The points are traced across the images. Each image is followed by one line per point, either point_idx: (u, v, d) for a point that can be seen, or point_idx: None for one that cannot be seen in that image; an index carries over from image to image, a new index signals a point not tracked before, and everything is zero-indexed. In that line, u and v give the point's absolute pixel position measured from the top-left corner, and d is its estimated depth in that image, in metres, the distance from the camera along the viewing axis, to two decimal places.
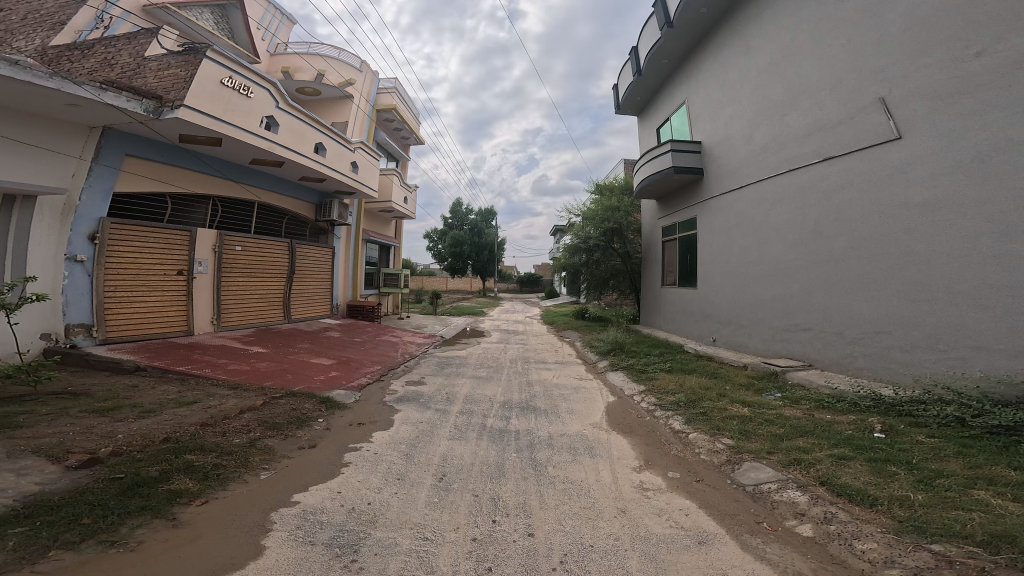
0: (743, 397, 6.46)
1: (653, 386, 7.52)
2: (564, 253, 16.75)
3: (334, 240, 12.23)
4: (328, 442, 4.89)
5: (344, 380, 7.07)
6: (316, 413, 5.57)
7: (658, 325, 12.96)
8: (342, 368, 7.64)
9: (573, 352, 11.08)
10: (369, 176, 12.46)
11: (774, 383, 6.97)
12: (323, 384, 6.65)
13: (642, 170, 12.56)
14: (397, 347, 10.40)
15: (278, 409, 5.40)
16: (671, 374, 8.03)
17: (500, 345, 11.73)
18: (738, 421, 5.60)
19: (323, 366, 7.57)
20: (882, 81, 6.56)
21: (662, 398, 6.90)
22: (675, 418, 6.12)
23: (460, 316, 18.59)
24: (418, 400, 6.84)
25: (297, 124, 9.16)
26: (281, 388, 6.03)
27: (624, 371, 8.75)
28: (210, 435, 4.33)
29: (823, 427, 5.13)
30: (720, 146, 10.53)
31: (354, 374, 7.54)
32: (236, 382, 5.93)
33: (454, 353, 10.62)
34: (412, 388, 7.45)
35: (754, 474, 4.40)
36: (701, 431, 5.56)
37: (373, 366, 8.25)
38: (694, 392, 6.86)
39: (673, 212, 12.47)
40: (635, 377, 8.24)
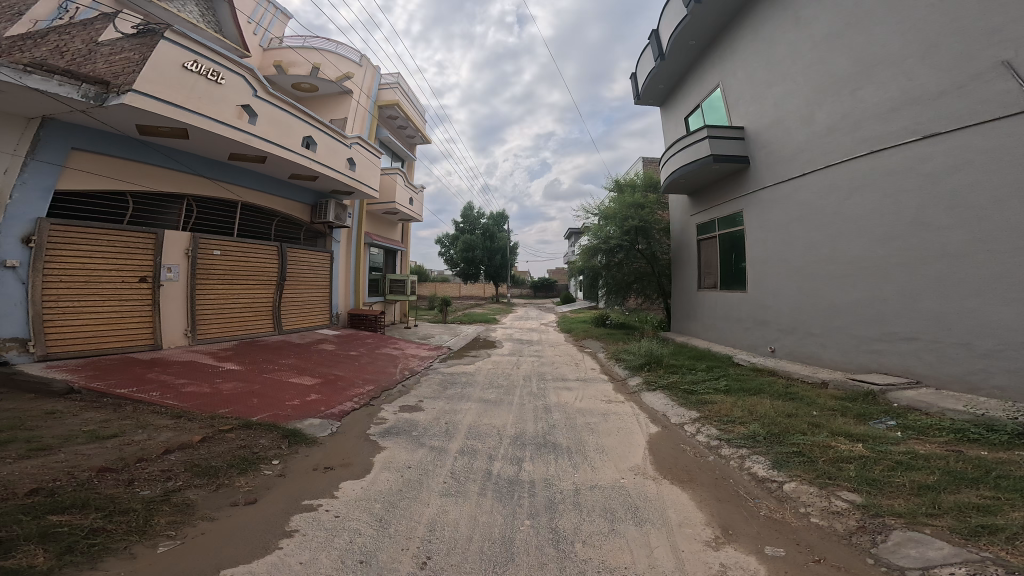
0: (847, 428, 4.79)
1: (708, 413, 5.94)
2: (582, 256, 15.21)
3: (332, 244, 11.22)
4: (275, 494, 3.66)
5: (324, 406, 5.84)
6: (272, 453, 4.36)
7: (697, 333, 11.21)
8: (325, 390, 6.43)
9: (599, 367, 9.53)
10: (369, 175, 11.46)
11: (880, 407, 5.30)
12: (295, 412, 5.42)
13: (672, 161, 11.03)
14: (398, 361, 9.16)
15: (221, 447, 4.23)
16: (729, 396, 6.41)
17: (513, 360, 10.35)
18: (852, 467, 4.00)
19: (303, 386, 6.38)
20: (1002, 42, 5.11)
21: (725, 431, 5.31)
22: (756, 460, 4.53)
23: (471, 326, 17.23)
24: (411, 431, 5.55)
25: (279, 113, 8.25)
26: (235, 418, 4.85)
27: (664, 391, 7.16)
28: (108, 485, 3.25)
29: (999, 474, 3.52)
30: (769, 129, 8.89)
31: (338, 397, 6.30)
32: (183, 410, 4.80)
33: (462, 369, 9.31)
34: (407, 414, 6.17)
35: (916, 551, 2.85)
36: (802, 481, 3.98)
37: (364, 386, 7.01)
38: (767, 422, 5.25)
39: (710, 206, 10.85)
40: (680, 400, 6.66)
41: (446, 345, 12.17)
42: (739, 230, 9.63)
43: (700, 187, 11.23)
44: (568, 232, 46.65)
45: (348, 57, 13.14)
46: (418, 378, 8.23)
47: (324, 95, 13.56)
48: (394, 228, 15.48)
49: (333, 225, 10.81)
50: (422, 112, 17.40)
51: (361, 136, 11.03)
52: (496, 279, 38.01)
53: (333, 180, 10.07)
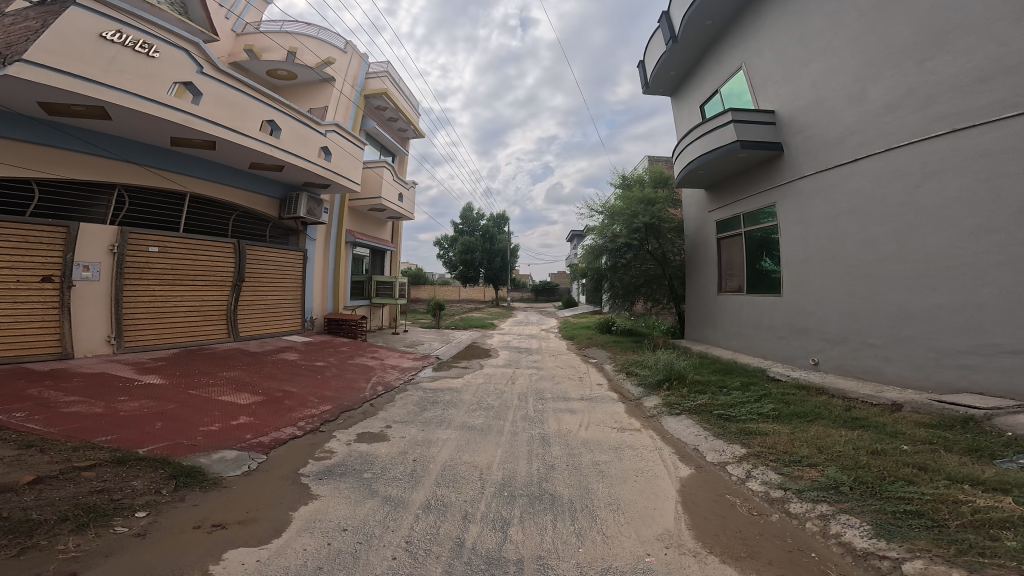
0: (972, 472, 3.45)
1: (759, 449, 4.56)
2: (586, 257, 13.84)
3: (306, 243, 9.97)
4: (115, 566, 2.47)
5: (251, 433, 4.54)
6: (139, 500, 3.13)
7: (718, 342, 9.81)
8: (264, 412, 5.14)
9: (608, 383, 8.15)
10: (349, 167, 10.28)
11: (1000, 439, 3.92)
12: (206, 441, 4.16)
13: (690, 150, 9.74)
14: (372, 373, 7.84)
15: (60, 492, 2.99)
16: (779, 425, 5.03)
17: (508, 373, 9.00)
18: (1012, 537, 2.66)
19: (237, 407, 5.08)
20: None
21: (788, 476, 3.94)
22: (848, 523, 3.16)
23: (466, 331, 15.82)
24: (364, 471, 4.20)
25: (230, 93, 7.15)
26: (108, 450, 3.61)
27: (691, 416, 5.79)
28: None
29: None
30: (807, 112, 7.61)
31: (279, 420, 5.00)
32: (38, 438, 3.58)
33: (448, 383, 7.98)
34: (365, 446, 4.83)
35: None
36: (934, 560, 2.62)
37: (319, 406, 5.69)
38: (845, 467, 3.87)
39: (733, 202, 9.53)
40: (715, 429, 5.29)
41: (434, 354, 10.77)
42: (772, 227, 8.28)
43: (720, 180, 9.93)
44: (570, 235, 45.38)
45: (330, 42, 12.06)
46: (392, 394, 6.89)
47: (304, 83, 12.49)
48: (384, 226, 14.20)
49: (306, 220, 9.58)
50: (414, 104, 16.28)
51: (339, 124, 9.87)
52: (496, 282, 36.70)
53: (303, 171, 8.90)
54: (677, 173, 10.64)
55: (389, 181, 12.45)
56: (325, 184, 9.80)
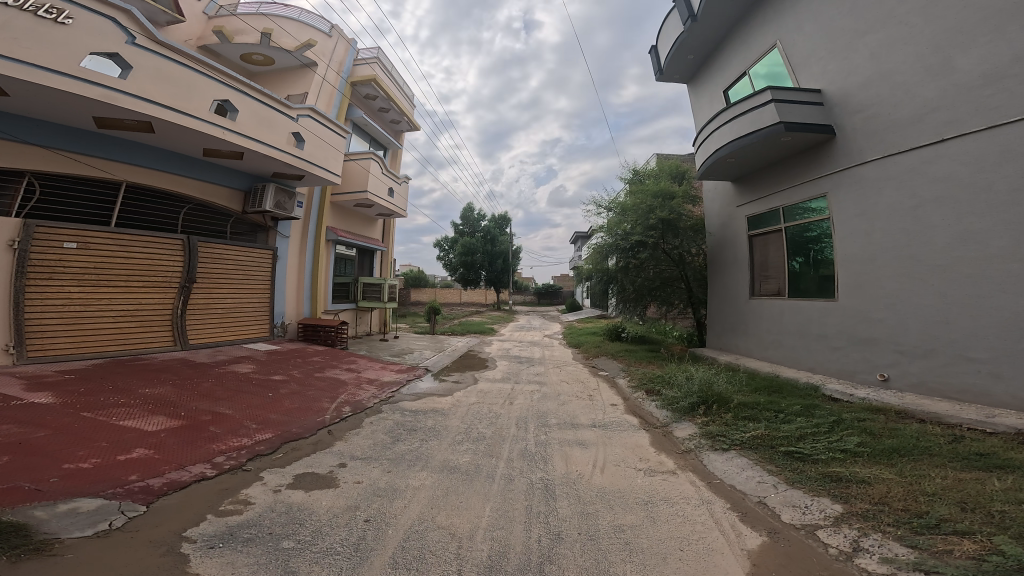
0: None
1: (864, 507, 3.21)
2: (592, 257, 12.48)
3: (278, 240, 8.84)
4: None
5: (138, 474, 3.41)
6: None
7: (751, 352, 8.50)
8: (171, 443, 3.98)
9: (625, 404, 6.78)
10: (329, 157, 9.12)
11: None
12: (60, 485, 3.03)
13: (716, 137, 8.50)
14: (341, 387, 6.58)
15: None
16: (880, 470, 3.67)
17: (505, 390, 7.68)
18: None
19: (137, 437, 3.95)
20: None
21: (932, 551, 2.63)
22: None
23: (463, 338, 14.48)
24: (283, 538, 2.92)
25: (172, 69, 6.09)
26: None
27: (745, 454, 4.45)
28: None
29: None
30: (866, 88, 6.35)
31: (187, 454, 3.86)
32: None
33: (433, 403, 6.66)
34: (301, 495, 3.56)
35: None
36: None
37: (255, 435, 4.48)
38: (1020, 538, 2.58)
39: (769, 193, 8.25)
40: (786, 474, 3.94)
41: (423, 364, 9.44)
42: (821, 221, 6.96)
43: (752, 170, 8.66)
44: (574, 238, 44.08)
45: (312, 24, 11.01)
46: (361, 418, 5.60)
47: (283, 69, 11.44)
48: (373, 223, 12.94)
49: (274, 215, 8.41)
50: (409, 96, 15.20)
51: (315, 108, 8.73)
52: (497, 285, 35.40)
53: (269, 160, 7.78)
54: (701, 163, 9.36)
55: (377, 173, 11.24)
56: (299, 176, 8.66)
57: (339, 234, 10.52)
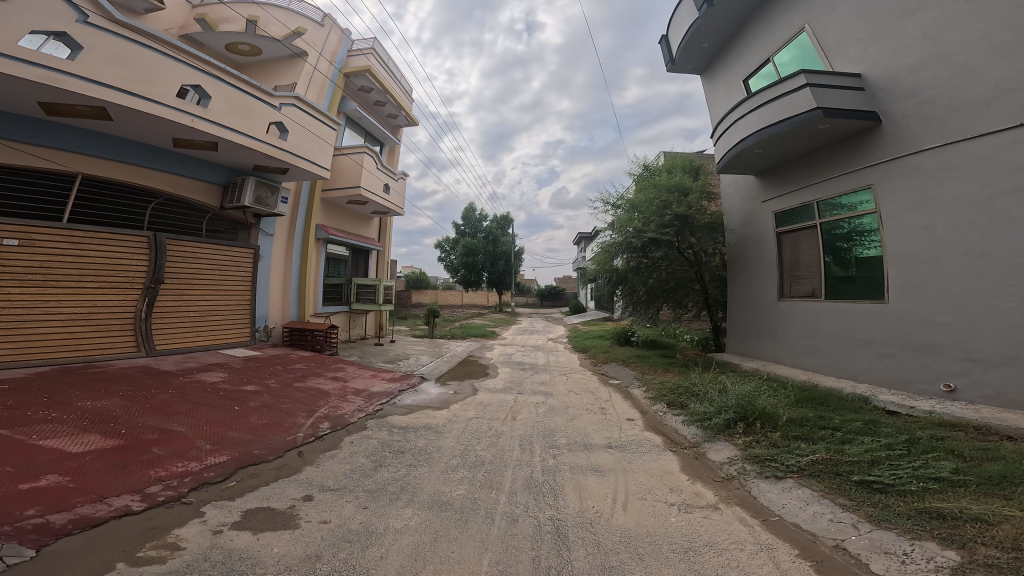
0: None
1: (995, 557, 2.45)
2: (600, 255, 11.66)
3: (260, 238, 8.20)
4: None
5: (39, 508, 2.69)
6: None
7: (780, 358, 7.71)
8: (97, 467, 3.28)
9: (643, 420, 5.97)
10: (317, 150, 8.44)
11: None
12: None
13: (740, 127, 7.82)
14: (323, 399, 5.83)
15: None
16: (998, 505, 2.90)
17: (507, 402, 6.90)
18: None
19: (56, 459, 3.25)
20: None
21: None
22: None
23: (463, 342, 13.69)
24: None
25: (131, 50, 5.46)
26: None
27: (809, 484, 3.67)
28: None
29: None
30: (919, 71, 5.66)
31: (115, 481, 3.16)
32: None
33: (426, 417, 5.89)
34: (248, 538, 2.82)
35: None
36: None
37: (206, 458, 3.76)
38: None
39: (800, 186, 7.52)
40: (867, 510, 3.18)
41: (419, 371, 8.66)
42: (865, 216, 6.27)
43: (781, 162, 7.93)
44: (577, 238, 43.25)
45: (303, 12, 10.40)
46: (340, 437, 4.84)
47: (272, 59, 10.80)
48: (369, 222, 12.21)
49: (254, 211, 7.73)
50: (407, 90, 14.56)
51: (301, 97, 8.05)
52: (499, 286, 34.64)
53: (247, 151, 7.11)
54: (723, 155, 8.65)
55: (372, 168, 10.52)
56: (284, 170, 8.00)
57: (330, 232, 9.81)
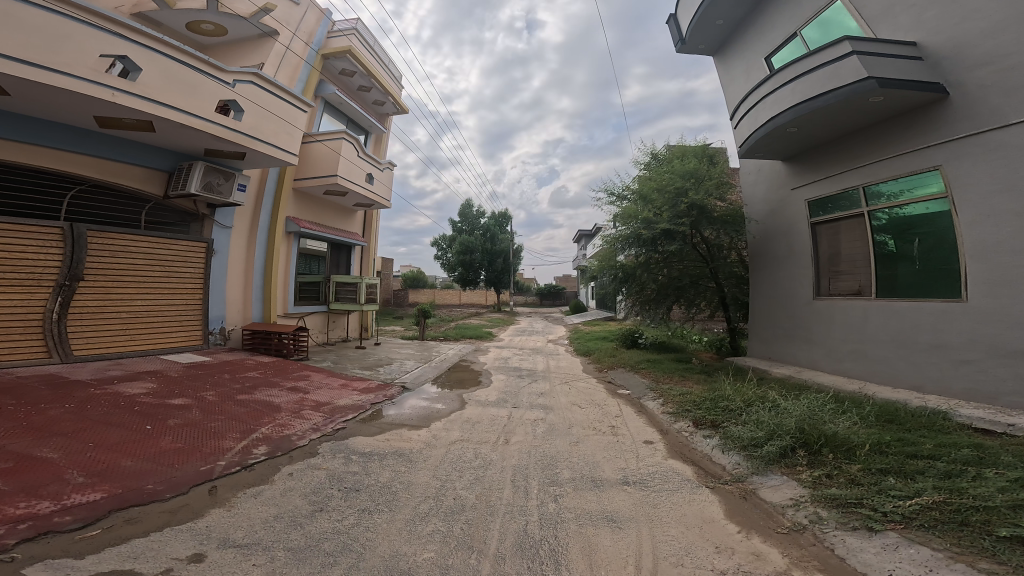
0: None
1: None
2: (605, 250, 10.59)
3: (214, 231, 7.16)
4: None
5: None
6: None
7: (817, 364, 6.67)
8: None
9: (666, 444, 4.87)
10: (281, 133, 7.39)
11: None
12: None
13: (768, 105, 6.78)
14: (268, 416, 4.78)
15: None
16: None
17: (499, 419, 5.80)
18: None
19: None
20: None
21: None
22: None
23: (456, 345, 12.57)
24: None
25: (27, 15, 4.52)
26: None
27: (932, 541, 2.61)
28: None
29: None
30: (996, 36, 4.72)
31: None
32: None
33: (398, 440, 4.81)
34: None
35: None
36: None
37: (68, 495, 2.84)
38: None
39: (840, 170, 6.47)
40: None
41: (400, 377, 7.54)
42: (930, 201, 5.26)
43: (816, 144, 6.90)
44: (578, 237, 42.15)
45: None
46: (276, 467, 3.79)
47: (240, 39, 9.60)
48: (353, 215, 11.08)
49: (202, 200, 6.70)
50: (395, 75, 13.50)
51: (260, 73, 6.97)
52: (497, 285, 33.50)
53: (192, 132, 6.11)
54: (746, 139, 7.59)
55: (353, 157, 9.38)
56: (241, 154, 6.99)
57: (302, 225, 8.72)
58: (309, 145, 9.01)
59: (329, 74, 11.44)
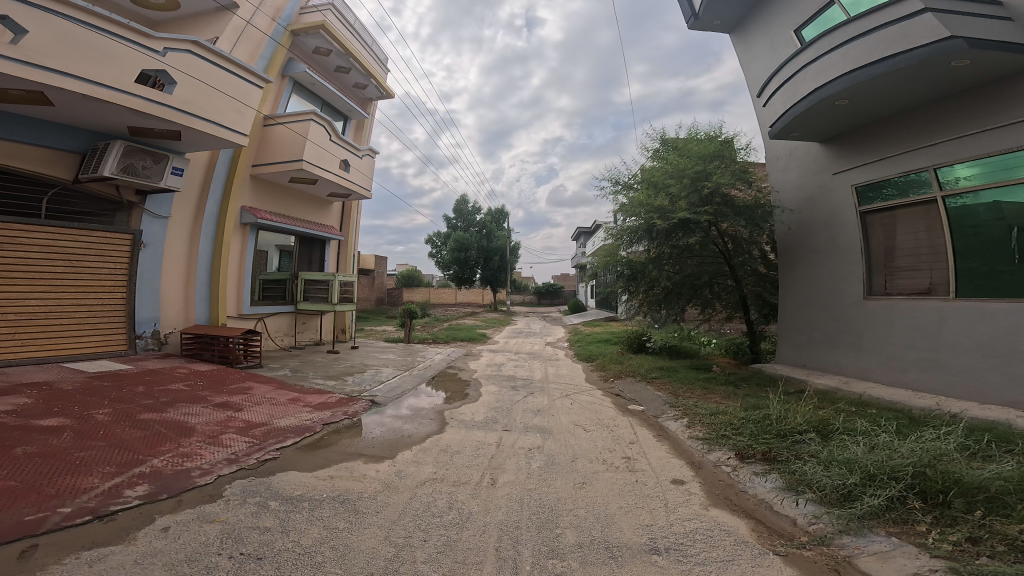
0: None
1: None
2: (609, 245, 9.47)
3: (145, 221, 6.04)
4: None
5: None
6: None
7: (870, 375, 5.63)
8: None
9: (702, 485, 3.73)
10: (226, 110, 6.27)
11: None
12: None
13: (811, 76, 5.75)
14: (172, 443, 3.69)
15: None
16: None
17: (485, 447, 4.62)
18: None
19: None
20: None
21: None
22: None
23: (445, 349, 11.36)
24: None
25: None
26: None
27: None
28: None
29: None
30: None
31: None
32: None
33: (345, 478, 3.63)
34: None
35: None
36: None
37: None
38: None
39: (902, 151, 5.44)
40: None
41: (370, 388, 6.35)
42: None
43: (867, 122, 5.88)
44: (577, 234, 40.92)
45: None
46: (148, 519, 2.75)
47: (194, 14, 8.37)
48: (329, 206, 9.87)
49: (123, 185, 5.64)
50: (379, 57, 12.32)
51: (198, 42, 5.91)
52: (494, 283, 32.28)
53: (101, 105, 5.07)
54: (778, 120, 6.52)
55: (324, 141, 8.16)
56: (176, 134, 5.91)
57: (261, 215, 7.59)
58: (272, 127, 7.82)
59: (300, 52, 10.24)
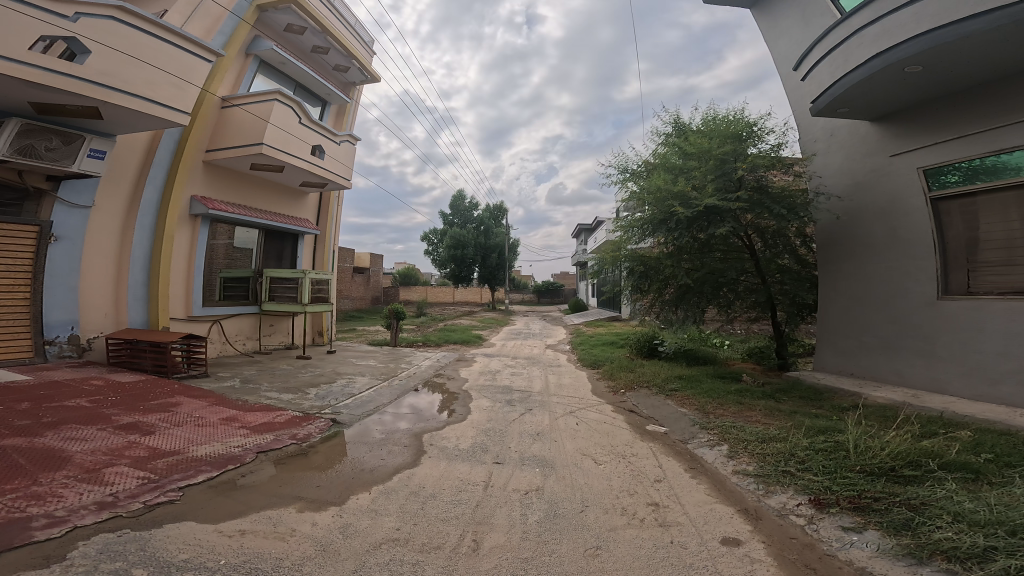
0: None
1: None
2: (618, 237, 8.38)
3: (58, 211, 5.05)
4: None
5: None
6: None
7: (953, 388, 4.73)
8: None
9: (768, 548, 2.69)
10: (160, 85, 5.25)
11: None
12: None
13: (869, 42, 4.91)
14: (24, 479, 2.67)
15: None
16: None
17: (468, 489, 3.56)
18: None
19: None
20: None
21: None
22: None
23: (435, 353, 10.29)
24: None
25: None
26: None
27: None
28: None
29: None
30: None
31: None
32: None
33: (263, 535, 2.58)
34: None
35: None
36: None
37: None
38: None
39: (992, 128, 4.51)
40: None
41: (335, 404, 5.29)
42: None
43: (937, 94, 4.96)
44: (578, 232, 39.83)
45: None
46: None
47: None
48: (303, 198, 8.79)
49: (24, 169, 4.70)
50: (364, 41, 11.29)
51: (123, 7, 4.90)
52: (492, 281, 31.21)
53: None
54: (822, 99, 5.51)
55: (292, 126, 7.11)
56: (94, 113, 4.90)
57: (215, 206, 6.54)
58: (230, 110, 6.77)
59: (271, 30, 9.19)
